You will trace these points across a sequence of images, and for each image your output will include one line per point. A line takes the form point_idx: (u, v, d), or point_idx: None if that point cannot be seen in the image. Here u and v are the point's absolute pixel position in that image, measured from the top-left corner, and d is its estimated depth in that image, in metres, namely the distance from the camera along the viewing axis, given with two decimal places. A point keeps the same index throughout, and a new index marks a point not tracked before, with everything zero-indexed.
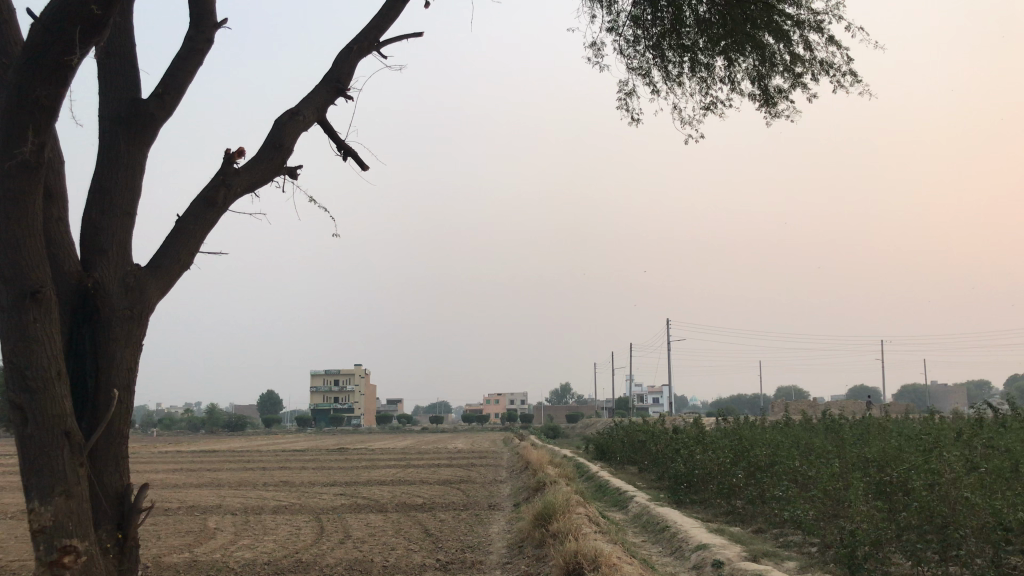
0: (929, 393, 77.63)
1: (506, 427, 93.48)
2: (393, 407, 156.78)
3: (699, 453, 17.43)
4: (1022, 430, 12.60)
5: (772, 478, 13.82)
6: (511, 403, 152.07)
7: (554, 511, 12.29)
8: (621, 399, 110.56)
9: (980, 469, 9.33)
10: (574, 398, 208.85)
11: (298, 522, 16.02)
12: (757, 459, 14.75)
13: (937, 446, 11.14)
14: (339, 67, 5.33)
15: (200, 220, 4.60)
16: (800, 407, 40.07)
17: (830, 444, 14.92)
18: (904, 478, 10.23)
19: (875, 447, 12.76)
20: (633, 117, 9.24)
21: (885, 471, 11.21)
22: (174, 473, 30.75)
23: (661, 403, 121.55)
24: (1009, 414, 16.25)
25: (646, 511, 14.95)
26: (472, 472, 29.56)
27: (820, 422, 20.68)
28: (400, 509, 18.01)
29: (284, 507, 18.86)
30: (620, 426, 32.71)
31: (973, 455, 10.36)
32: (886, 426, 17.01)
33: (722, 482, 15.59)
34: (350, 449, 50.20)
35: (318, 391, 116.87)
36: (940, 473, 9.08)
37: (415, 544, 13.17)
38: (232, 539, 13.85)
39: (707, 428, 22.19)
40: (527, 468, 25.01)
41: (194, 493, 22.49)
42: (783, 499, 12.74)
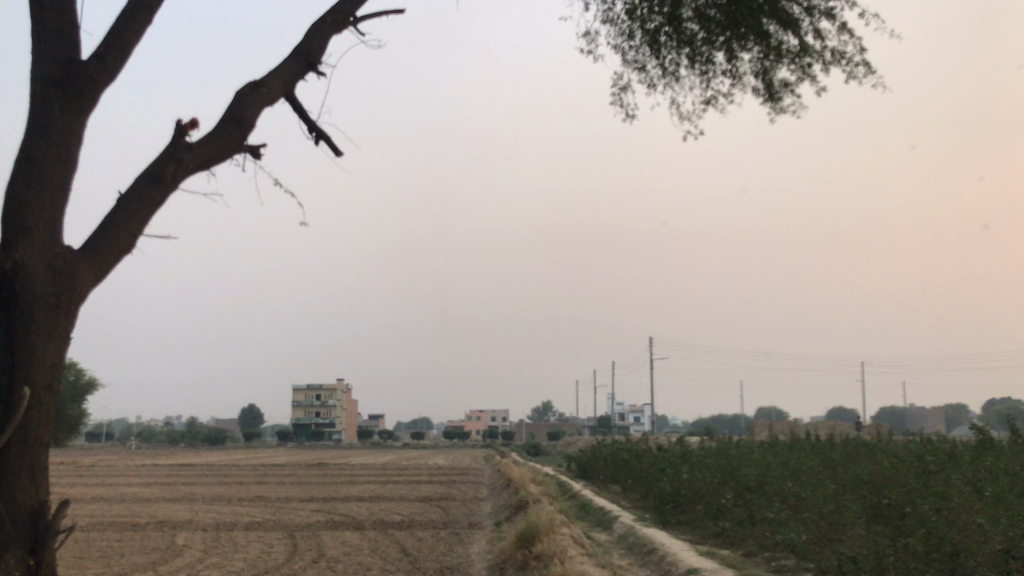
0: (910, 415, 77.49)
1: (489, 444, 92.62)
2: (374, 422, 155.40)
3: (686, 472, 16.94)
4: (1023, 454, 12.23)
5: (764, 499, 13.35)
6: (494, 420, 151.14)
7: (538, 532, 11.74)
8: (603, 417, 110.13)
9: (984, 494, 8.99)
10: (557, 416, 208.06)
11: (270, 539, 15.38)
12: (747, 479, 14.31)
13: (935, 469, 10.77)
14: (310, 40, 4.89)
15: (145, 198, 4.13)
16: (786, 427, 39.72)
17: (821, 465, 14.52)
18: (906, 503, 9.83)
19: (869, 469, 12.36)
20: (627, 114, 8.85)
21: (882, 493, 10.81)
22: (147, 487, 29.90)
23: (643, 421, 121.03)
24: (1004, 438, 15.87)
25: (632, 531, 14.48)
26: (451, 489, 28.92)
27: (808, 442, 20.28)
28: (378, 527, 17.41)
29: (257, 523, 18.20)
30: (604, 444, 32.24)
31: (976, 479, 9.98)
32: (877, 447, 16.62)
33: (710, 502, 15.11)
34: (329, 465, 49.36)
35: (299, 405, 115.57)
36: (948, 498, 8.75)
37: (392, 563, 12.59)
38: (200, 557, 13.22)
39: (693, 447, 21.74)
40: (510, 486, 24.39)
41: (165, 508, 21.73)
42: (776, 522, 12.28)
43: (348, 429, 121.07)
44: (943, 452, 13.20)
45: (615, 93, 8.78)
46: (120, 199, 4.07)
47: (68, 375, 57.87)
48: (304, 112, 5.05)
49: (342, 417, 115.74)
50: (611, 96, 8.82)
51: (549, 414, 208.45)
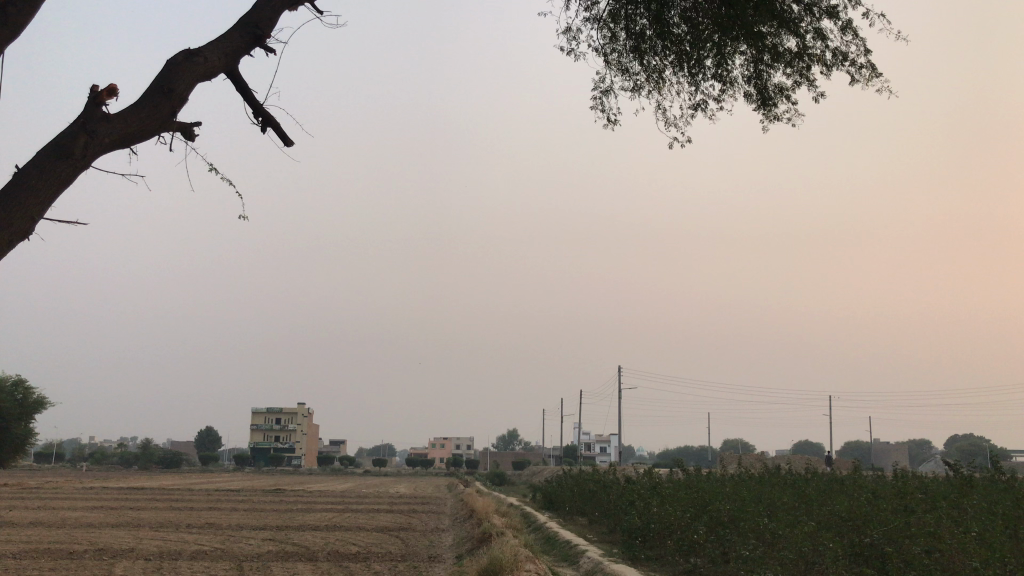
0: (873, 450, 78.01)
1: (450, 473, 91.19)
2: (335, 449, 152.75)
3: (655, 505, 16.39)
4: (1007, 493, 11.93)
5: (738, 536, 12.83)
6: (457, 447, 149.67)
7: (502, 568, 11.03)
8: (568, 447, 109.26)
9: (975, 533, 8.61)
10: (520, 444, 207.05)
11: (216, 571, 14.46)
12: (720, 514, 13.82)
13: (919, 508, 10.39)
14: (258, 12, 4.63)
15: (49, 172, 3.62)
16: (751, 459, 39.51)
17: (796, 501, 14.09)
18: (890, 544, 9.35)
19: (846, 506, 11.96)
20: (609, 118, 8.49)
21: (864, 532, 10.31)
22: (93, 512, 28.56)
23: (608, 452, 120.54)
24: (979, 474, 15.61)
25: (599, 567, 13.85)
26: (412, 519, 28.06)
27: (775, 476, 19.90)
28: (333, 558, 16.55)
29: (204, 553, 17.24)
30: (568, 474, 31.62)
31: (964, 518, 9.62)
32: (848, 483, 16.30)
33: (680, 538, 14.51)
34: (285, 491, 48.03)
35: (258, 429, 112.88)
36: (940, 539, 8.33)
37: None
38: None
39: (660, 479, 21.25)
40: (472, 518, 23.58)
41: (108, 535, 20.60)
42: (751, 560, 11.74)
43: (308, 454, 119.02)
44: (923, 489, 12.86)
45: (597, 98, 8.41)
46: (17, 173, 3.55)
47: (18, 392, 55.94)
48: (249, 94, 4.80)
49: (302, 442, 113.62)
50: (593, 100, 8.45)
51: (513, 442, 207.02)
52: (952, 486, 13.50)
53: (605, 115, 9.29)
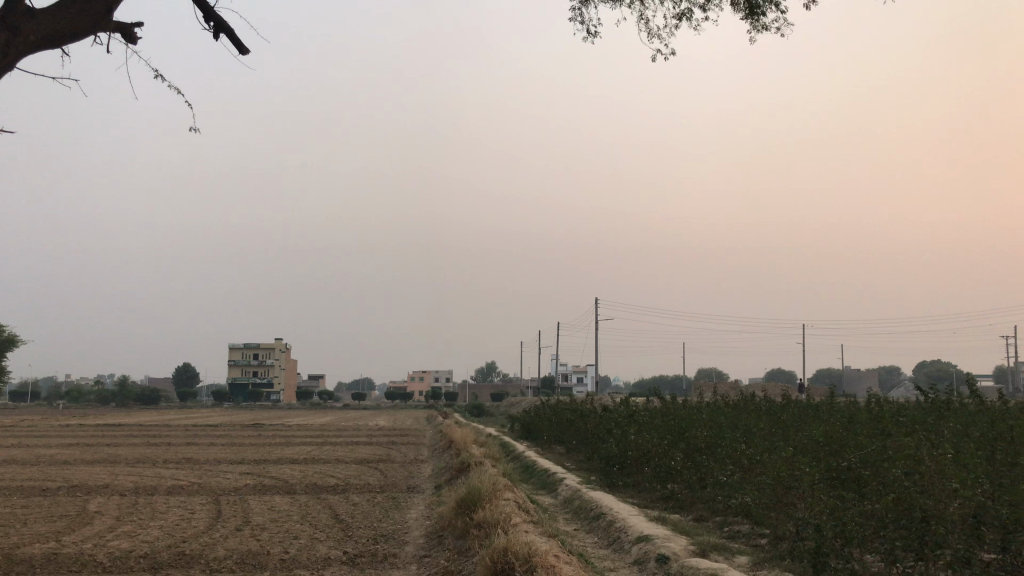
0: (845, 377, 79.38)
1: (428, 405, 91.83)
2: (313, 384, 153.23)
3: (633, 434, 16.42)
4: (980, 416, 12.02)
5: (714, 462, 12.89)
6: (435, 381, 150.70)
7: (481, 498, 10.97)
8: (545, 379, 110.23)
9: (953, 455, 8.60)
10: (497, 377, 209.09)
11: (192, 506, 14.32)
12: (697, 441, 13.87)
13: (894, 432, 10.41)
14: None
15: None
16: (727, 387, 40.04)
17: (772, 427, 14.16)
18: (867, 468, 9.36)
19: (822, 431, 12.01)
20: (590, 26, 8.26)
21: (840, 456, 10.33)
22: (69, 449, 28.32)
23: (585, 383, 122.12)
24: (951, 397, 15.73)
25: (578, 495, 13.87)
26: (390, 451, 28.18)
27: (750, 403, 20.02)
28: (311, 491, 16.47)
29: (180, 488, 17.11)
30: (545, 404, 31.80)
31: (941, 441, 9.65)
32: (823, 409, 16.41)
33: (658, 465, 14.57)
34: (264, 426, 48.09)
35: (235, 364, 112.50)
36: (920, 462, 8.30)
37: (322, 532, 11.65)
38: (111, 526, 12.10)
39: (636, 407, 21.32)
40: (450, 449, 23.65)
41: (83, 472, 20.38)
42: (729, 486, 11.80)
43: (287, 389, 119.21)
44: (899, 414, 12.93)
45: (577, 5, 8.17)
46: None
47: None
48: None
49: (280, 378, 113.82)
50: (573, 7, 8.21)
51: (491, 375, 208.82)
52: (927, 410, 13.59)
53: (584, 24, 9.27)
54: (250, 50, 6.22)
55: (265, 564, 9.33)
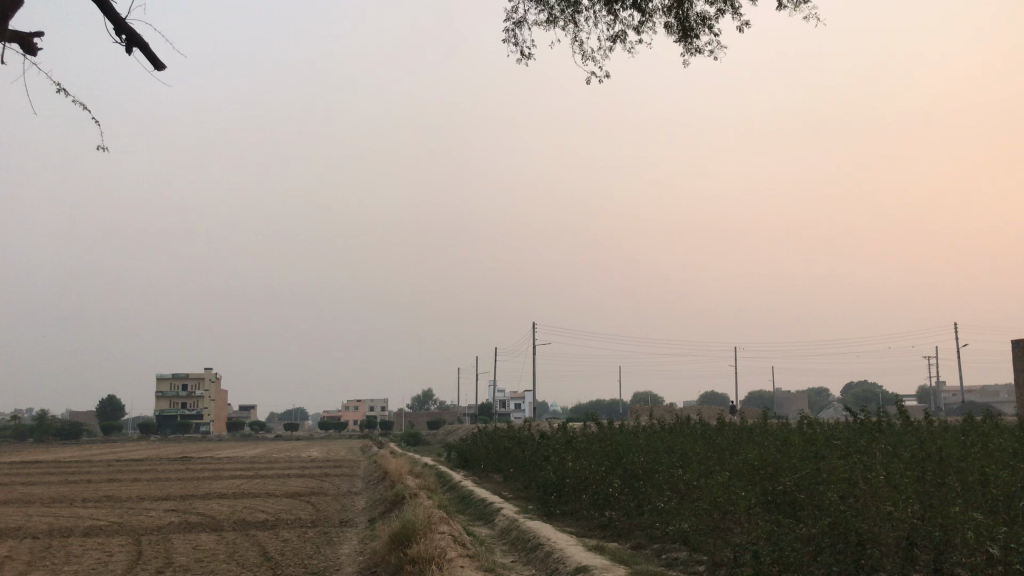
0: (776, 398, 81.00)
1: (365, 435, 90.34)
2: (245, 414, 149.48)
3: (570, 460, 16.29)
4: (908, 436, 12.26)
5: (651, 488, 12.83)
6: (371, 409, 148.68)
7: (415, 532, 10.65)
8: (483, 405, 109.71)
9: (886, 477, 8.68)
10: (434, 404, 207.48)
11: (112, 547, 13.61)
12: (634, 466, 13.81)
13: (828, 454, 10.50)
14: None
15: None
16: (662, 411, 40.38)
17: (708, 450, 14.20)
18: (802, 491, 9.39)
19: (757, 454, 12.07)
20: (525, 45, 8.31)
21: (775, 480, 10.36)
22: None
23: (522, 408, 122.10)
24: (879, 415, 16.05)
25: (515, 525, 13.65)
26: (324, 483, 27.49)
27: (685, 427, 20.11)
28: (239, 528, 15.86)
29: (100, 528, 16.31)
30: (482, 431, 31.52)
31: (873, 462, 9.75)
32: (757, 432, 16.56)
33: (595, 493, 14.47)
34: (192, 459, 46.50)
35: (163, 395, 109.08)
36: (854, 484, 8.35)
37: (250, 571, 11.15)
38: (23, 572, 11.38)
39: (574, 433, 21.23)
40: (385, 480, 23.14)
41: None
42: (666, 512, 11.74)
43: (218, 421, 115.99)
44: (830, 435, 13.11)
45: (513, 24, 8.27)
46: None
47: None
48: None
49: (210, 408, 110.74)
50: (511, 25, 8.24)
51: (428, 402, 207.19)
52: (859, 432, 13.77)
53: (519, 47, 9.33)
54: (165, 66, 5.98)
55: None
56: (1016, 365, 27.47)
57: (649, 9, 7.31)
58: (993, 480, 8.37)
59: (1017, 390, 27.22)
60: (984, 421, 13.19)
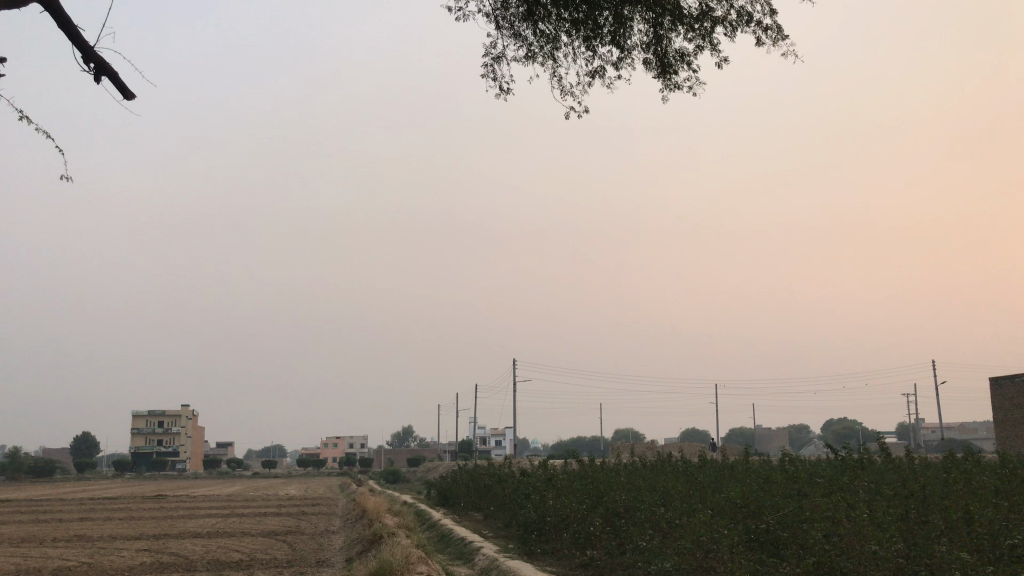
0: (756, 435, 80.96)
1: (343, 472, 89.27)
2: (222, 451, 147.37)
3: (551, 498, 16.11)
4: (890, 474, 12.22)
5: (633, 526, 12.70)
6: (350, 447, 147.13)
7: (393, 572, 10.42)
8: (463, 442, 108.83)
9: (870, 515, 8.62)
10: (414, 441, 205.84)
11: None
12: (616, 504, 13.66)
13: (810, 492, 10.42)
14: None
15: None
16: (643, 448, 40.19)
17: (691, 488, 14.09)
18: (785, 529, 9.30)
19: (739, 491, 11.97)
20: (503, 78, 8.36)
21: (758, 518, 10.24)
22: None
23: (502, 445, 121.33)
24: (860, 452, 16.00)
25: (495, 565, 13.43)
26: (300, 521, 27.05)
27: (667, 464, 19.97)
28: (212, 568, 15.50)
29: (69, 568, 15.91)
30: (462, 469, 31.19)
31: (856, 500, 9.68)
32: (738, 469, 16.46)
33: (577, 531, 14.29)
34: (166, 498, 45.62)
35: (139, 432, 107.43)
36: (838, 523, 8.27)
37: None
38: None
39: (554, 470, 21.04)
40: (363, 518, 22.76)
41: None
42: (648, 551, 11.59)
43: (194, 458, 114.23)
44: (811, 473, 13.04)
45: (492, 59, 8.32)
46: None
47: None
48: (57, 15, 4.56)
49: (187, 446, 109.08)
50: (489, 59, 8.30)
51: (408, 439, 205.58)
52: (841, 469, 13.71)
53: (498, 83, 9.37)
54: (135, 96, 5.89)
55: None
56: (994, 403, 27.61)
57: (627, 46, 7.37)
58: (977, 518, 8.32)
59: (995, 427, 27.33)
60: (965, 458, 13.19)
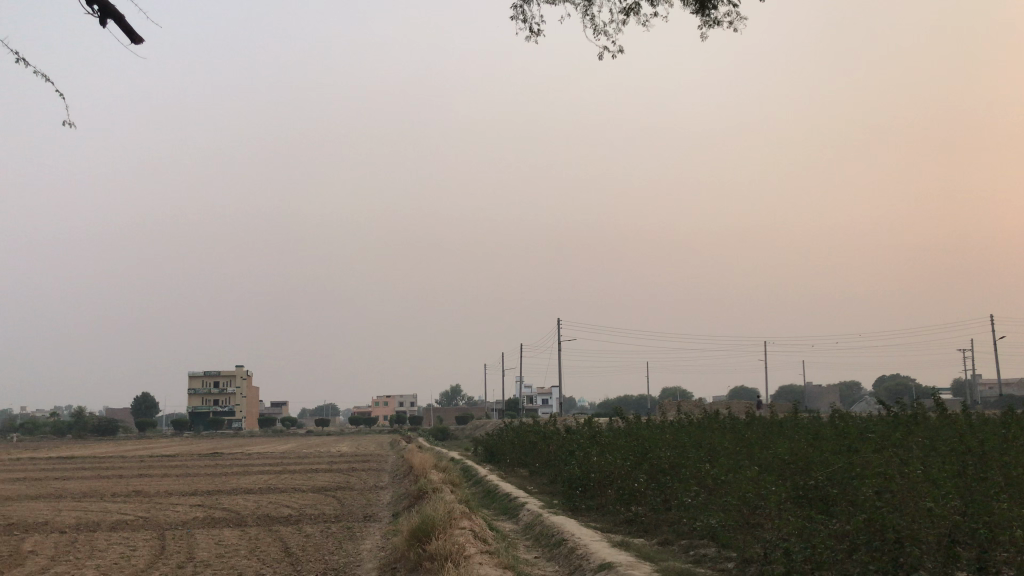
0: (806, 391, 80.32)
1: (394, 430, 90.78)
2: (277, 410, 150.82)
3: (596, 455, 16.01)
4: (946, 430, 11.87)
5: (679, 482, 12.56)
6: (401, 405, 149.59)
7: (434, 528, 10.46)
8: (510, 400, 109.60)
9: (925, 472, 8.33)
10: (463, 399, 208.28)
11: (135, 541, 13.56)
12: (660, 461, 13.52)
13: (862, 448, 10.13)
14: None
15: None
16: (690, 404, 39.95)
17: (737, 445, 13.86)
18: (835, 485, 9.06)
19: (787, 448, 11.71)
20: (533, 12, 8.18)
21: (807, 474, 10.01)
22: (12, 483, 27.22)
23: (550, 403, 122.30)
24: (914, 409, 15.53)
25: (539, 520, 13.41)
26: (351, 478, 27.52)
27: (713, 421, 19.72)
28: (262, 522, 15.78)
29: (125, 522, 16.35)
30: (508, 427, 31.32)
31: (911, 456, 9.36)
32: (786, 426, 16.15)
33: (621, 487, 14.19)
34: (223, 454, 46.80)
35: (195, 392, 110.38)
36: (891, 479, 8.01)
37: (269, 566, 11.04)
38: (45, 565, 11.28)
39: (599, 427, 20.94)
40: (411, 475, 23.03)
41: (25, 507, 19.40)
42: (693, 508, 11.45)
43: (250, 417, 117.20)
44: (863, 429, 12.72)
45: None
46: None
47: None
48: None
49: (242, 404, 111.78)
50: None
51: (457, 397, 208.17)
52: (893, 425, 13.35)
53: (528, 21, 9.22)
54: (141, 39, 5.84)
55: None
56: None
57: None
58: None
59: None
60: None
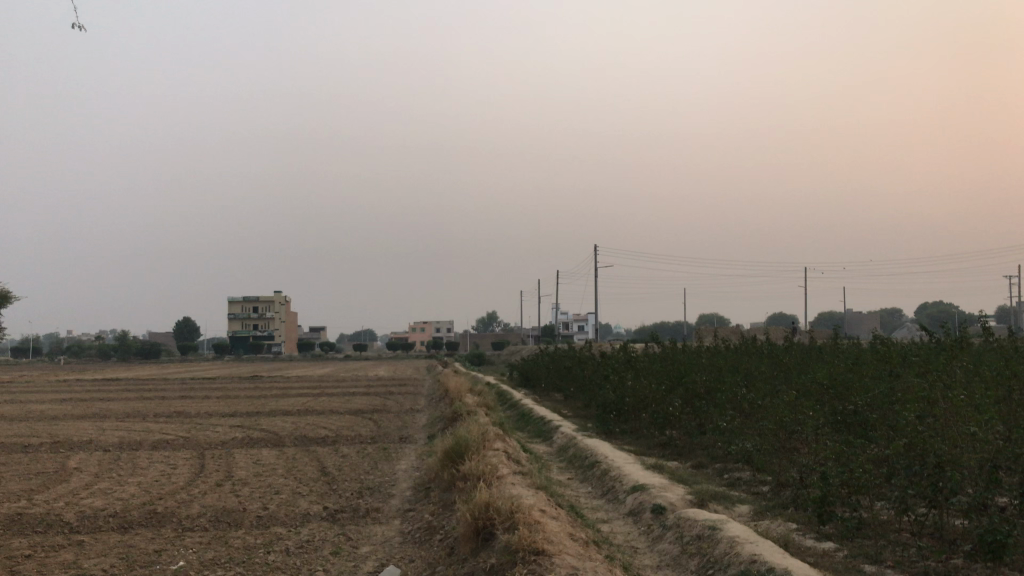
0: (846, 317, 79.63)
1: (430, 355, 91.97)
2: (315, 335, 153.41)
3: (631, 379, 15.94)
4: (991, 354, 11.56)
5: (715, 406, 12.44)
6: (437, 330, 151.20)
7: (468, 449, 10.49)
8: (546, 327, 110.17)
9: (969, 396, 8.08)
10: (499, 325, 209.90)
11: (176, 460, 13.84)
12: (695, 386, 13.42)
13: (904, 373, 9.89)
14: None
15: None
16: (726, 330, 39.72)
17: (774, 370, 13.69)
18: (875, 410, 8.86)
19: (826, 373, 11.51)
20: None
21: (846, 399, 9.81)
22: (61, 404, 28.04)
23: (586, 330, 122.75)
24: (957, 335, 15.16)
25: (572, 443, 13.42)
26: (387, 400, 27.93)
27: (750, 346, 19.51)
28: (300, 443, 16.03)
29: (167, 441, 16.70)
30: (542, 352, 31.40)
31: (955, 381, 9.10)
32: (825, 351, 15.89)
33: (656, 411, 14.11)
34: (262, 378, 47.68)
35: (236, 318, 112.48)
36: (934, 404, 7.79)
37: (306, 485, 11.18)
38: (89, 482, 11.51)
39: (634, 352, 20.86)
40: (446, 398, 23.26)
41: (72, 427, 19.88)
42: (728, 432, 11.34)
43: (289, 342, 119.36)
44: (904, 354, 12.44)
45: None
46: None
47: None
48: None
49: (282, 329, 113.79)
50: None
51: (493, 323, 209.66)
52: (936, 350, 13.02)
53: None
54: None
55: (242, 521, 8.80)
56: None
57: None
58: None
59: None
60: None
